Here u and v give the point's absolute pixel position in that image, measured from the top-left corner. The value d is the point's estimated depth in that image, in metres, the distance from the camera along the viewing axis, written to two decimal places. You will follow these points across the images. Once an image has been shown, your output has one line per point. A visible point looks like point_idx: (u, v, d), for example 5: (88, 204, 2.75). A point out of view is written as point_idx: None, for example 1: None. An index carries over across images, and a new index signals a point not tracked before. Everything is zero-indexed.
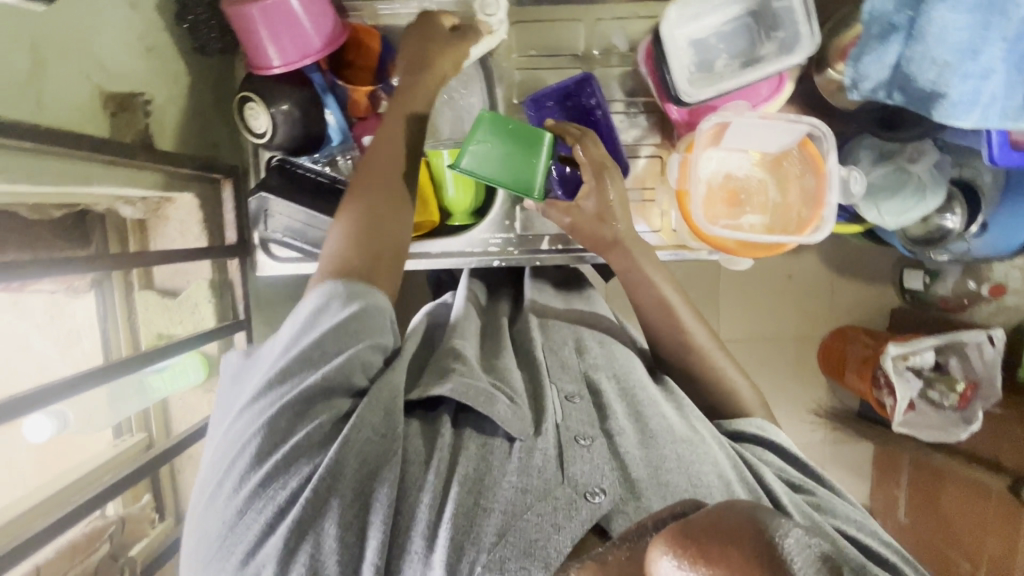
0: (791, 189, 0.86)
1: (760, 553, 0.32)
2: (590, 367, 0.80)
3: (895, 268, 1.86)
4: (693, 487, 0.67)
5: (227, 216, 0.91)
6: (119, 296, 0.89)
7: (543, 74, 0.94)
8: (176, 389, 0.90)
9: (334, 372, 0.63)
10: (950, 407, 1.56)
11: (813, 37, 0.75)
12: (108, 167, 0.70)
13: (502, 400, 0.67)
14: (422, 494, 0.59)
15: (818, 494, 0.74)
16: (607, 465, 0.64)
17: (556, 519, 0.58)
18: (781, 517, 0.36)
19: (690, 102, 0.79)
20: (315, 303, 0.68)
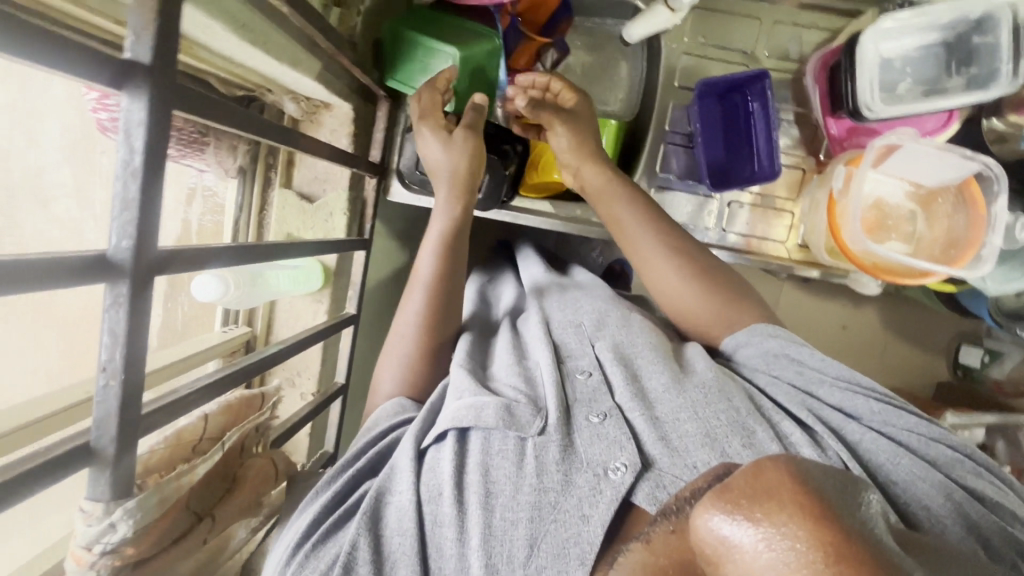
0: (938, 223, 0.86)
1: (805, 501, 0.29)
2: (598, 338, 0.79)
3: (953, 341, 1.87)
4: (711, 430, 0.62)
5: (376, 135, 0.92)
6: (257, 189, 0.90)
7: (708, 64, 0.95)
8: (295, 291, 0.91)
9: (364, 466, 0.66)
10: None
11: (1015, 77, 0.76)
12: (312, 56, 0.70)
13: (492, 406, 0.65)
14: (446, 529, 0.58)
15: (831, 392, 0.66)
16: (625, 437, 0.62)
17: (582, 509, 0.56)
18: (851, 489, 0.32)
19: (870, 117, 0.79)
20: (365, 428, 0.73)
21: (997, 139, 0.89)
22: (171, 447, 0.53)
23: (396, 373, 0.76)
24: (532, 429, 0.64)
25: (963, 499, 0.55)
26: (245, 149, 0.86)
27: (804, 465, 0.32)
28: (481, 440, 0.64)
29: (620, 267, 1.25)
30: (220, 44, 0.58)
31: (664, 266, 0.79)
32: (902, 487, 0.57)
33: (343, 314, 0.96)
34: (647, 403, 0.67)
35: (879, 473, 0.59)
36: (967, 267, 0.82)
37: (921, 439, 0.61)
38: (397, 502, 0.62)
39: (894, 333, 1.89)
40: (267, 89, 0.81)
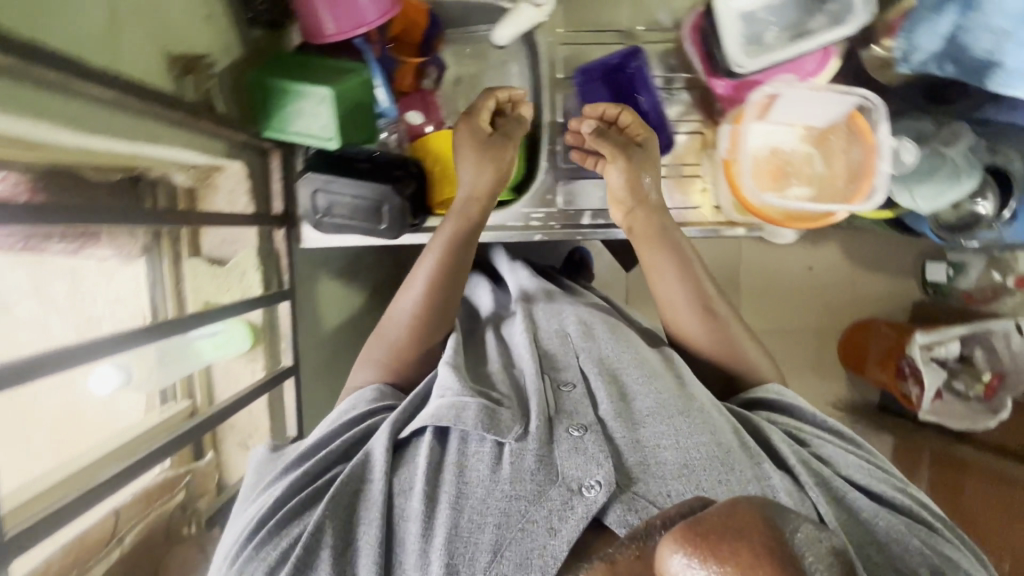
0: (836, 162, 0.86)
1: (768, 547, 0.33)
2: (584, 350, 0.81)
3: (917, 261, 1.87)
4: (690, 461, 0.65)
5: (275, 186, 0.92)
6: (168, 264, 0.89)
7: (587, 50, 0.95)
8: (222, 357, 0.91)
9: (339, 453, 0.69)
10: (976, 397, 1.57)
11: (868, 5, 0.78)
12: (172, 128, 0.71)
13: (473, 406, 0.68)
14: (411, 526, 0.61)
15: (823, 445, 0.73)
16: (603, 454, 0.64)
17: (551, 522, 0.58)
18: (790, 513, 0.37)
19: (743, 71, 0.80)
20: (341, 411, 0.76)
21: (880, 66, 0.89)
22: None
23: (374, 366, 0.81)
24: (511, 435, 0.66)
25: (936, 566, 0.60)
26: (145, 229, 0.85)
27: (771, 506, 0.37)
28: (460, 449, 0.67)
29: (580, 254, 1.32)
30: (55, 139, 0.58)
31: (666, 275, 0.85)
32: (876, 547, 0.61)
33: (281, 367, 0.95)
34: (632, 423, 0.69)
35: (860, 522, 0.63)
36: (865, 199, 0.82)
37: (903, 502, 0.67)
38: (370, 494, 0.64)
39: (859, 265, 1.89)
40: (148, 166, 0.81)
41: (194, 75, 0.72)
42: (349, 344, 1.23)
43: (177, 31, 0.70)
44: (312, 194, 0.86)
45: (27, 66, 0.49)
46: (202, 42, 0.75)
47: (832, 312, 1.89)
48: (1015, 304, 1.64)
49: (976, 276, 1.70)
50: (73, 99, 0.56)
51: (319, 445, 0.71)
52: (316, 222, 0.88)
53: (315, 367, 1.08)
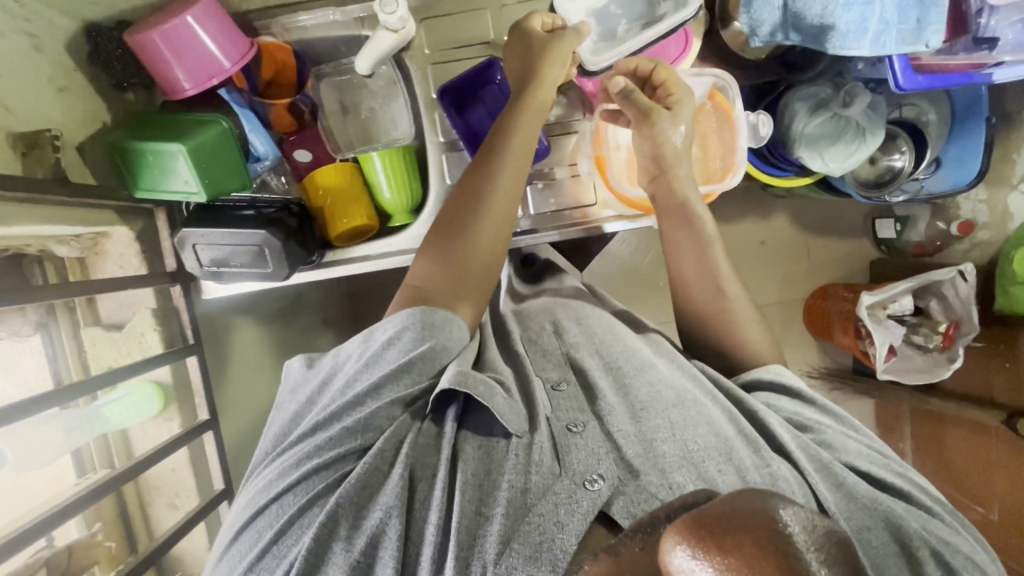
0: (710, 143, 0.87)
1: (774, 540, 0.29)
2: (577, 346, 0.82)
3: (867, 220, 1.86)
4: (689, 453, 0.64)
5: (166, 244, 0.92)
6: (67, 336, 0.90)
7: (457, 66, 0.96)
8: (132, 421, 0.91)
9: (372, 414, 0.66)
10: (936, 347, 1.55)
11: None
12: (23, 205, 0.71)
13: (500, 393, 0.68)
14: (429, 516, 0.61)
15: (829, 433, 0.72)
16: (604, 450, 0.64)
17: (558, 516, 0.58)
18: (788, 501, 0.32)
19: (595, 71, 0.85)
20: (373, 337, 0.72)
21: (744, 42, 0.89)
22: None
23: (428, 269, 0.77)
24: (522, 429, 0.66)
25: (934, 547, 0.60)
26: (35, 305, 0.86)
27: (774, 494, 0.33)
28: (473, 445, 0.67)
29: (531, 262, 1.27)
30: None
31: (687, 240, 0.84)
32: (871, 529, 0.61)
33: (198, 422, 0.95)
34: (640, 416, 0.69)
35: (855, 501, 0.63)
36: (734, 173, 0.83)
37: (899, 487, 0.67)
38: (386, 480, 0.63)
39: (810, 232, 1.87)
40: (23, 243, 0.81)
41: (39, 151, 0.72)
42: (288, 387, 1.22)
43: (17, 110, 0.71)
44: (194, 250, 0.86)
45: None
46: (53, 117, 0.76)
47: (791, 283, 1.88)
48: (966, 250, 1.67)
49: (923, 228, 1.73)
50: None
51: (356, 400, 0.68)
52: (209, 275, 0.89)
53: (244, 415, 1.07)
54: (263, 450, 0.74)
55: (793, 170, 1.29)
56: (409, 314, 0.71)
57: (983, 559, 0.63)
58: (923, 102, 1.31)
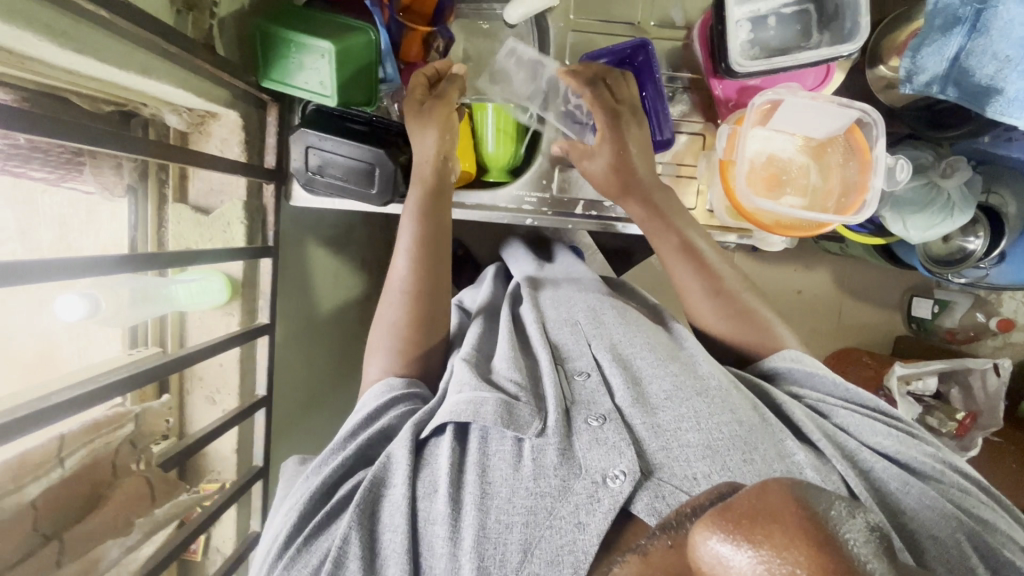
0: (832, 176, 0.87)
1: (808, 527, 0.31)
2: (595, 337, 0.83)
3: (904, 296, 1.84)
4: (713, 442, 0.65)
5: (269, 140, 0.90)
6: (152, 207, 0.89)
7: (597, 39, 0.95)
8: (199, 306, 0.89)
9: (357, 451, 0.70)
10: (948, 433, 1.53)
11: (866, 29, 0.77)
12: (167, 64, 0.68)
13: (499, 398, 0.69)
14: (439, 529, 0.60)
15: (844, 415, 0.75)
16: (624, 443, 0.65)
17: (579, 517, 0.59)
18: (828, 496, 0.35)
19: (740, 73, 0.81)
20: (357, 410, 0.77)
21: (886, 86, 0.90)
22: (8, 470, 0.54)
23: (383, 360, 0.82)
24: (532, 430, 0.67)
25: (969, 525, 0.62)
26: (131, 167, 0.84)
27: (807, 486, 0.35)
28: (481, 446, 0.67)
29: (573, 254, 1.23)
30: (42, 53, 0.55)
31: (663, 247, 0.89)
32: (910, 515, 0.63)
33: (257, 324, 0.92)
34: (648, 409, 0.71)
35: (886, 492, 0.66)
36: (857, 213, 0.83)
37: (920, 461, 0.69)
38: (393, 498, 0.64)
39: (847, 294, 1.85)
40: (140, 102, 0.79)
41: (196, 12, 0.70)
42: (319, 314, 1.19)
43: None
44: (305, 151, 0.85)
45: None
46: None
47: (820, 338, 1.87)
48: (996, 347, 1.70)
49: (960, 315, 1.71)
50: (68, 15, 0.54)
51: (355, 431, 0.73)
52: (308, 182, 0.87)
53: (291, 328, 1.07)
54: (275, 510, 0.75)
55: (869, 228, 1.30)
56: (390, 382, 0.78)
57: (1016, 534, 0.66)
58: (1005, 191, 1.26)
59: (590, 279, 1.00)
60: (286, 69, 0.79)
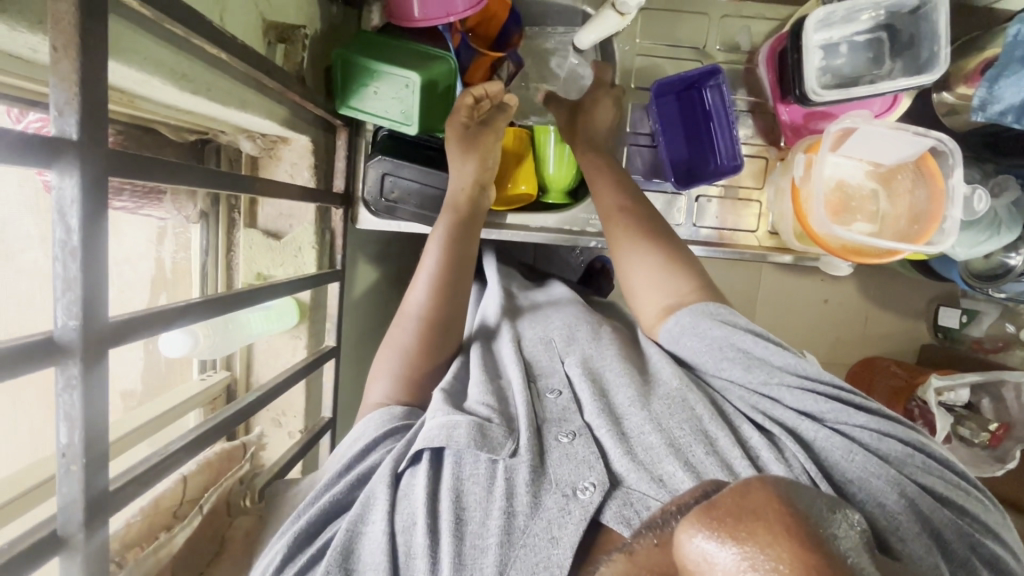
0: (900, 202, 0.88)
1: (792, 528, 0.29)
2: (568, 353, 0.76)
3: (930, 305, 1.68)
4: (675, 439, 0.61)
5: (338, 165, 0.90)
6: (222, 231, 0.89)
7: (662, 63, 0.96)
8: (272, 331, 0.87)
9: (345, 491, 0.62)
10: (981, 445, 1.39)
11: (947, 60, 0.77)
12: (261, 97, 0.69)
13: (467, 422, 0.62)
14: (416, 559, 0.54)
15: (786, 392, 0.64)
16: (594, 456, 0.60)
17: (551, 531, 0.53)
18: (818, 503, 0.33)
19: (815, 101, 0.81)
20: (352, 441, 0.68)
21: (948, 111, 0.93)
22: (148, 516, 0.59)
23: (386, 386, 0.74)
24: (504, 451, 0.61)
25: (916, 496, 0.54)
26: (205, 193, 0.85)
27: (789, 487, 0.33)
28: (455, 471, 0.60)
29: (601, 264, 1.24)
30: (157, 94, 0.56)
31: (624, 251, 0.80)
32: (857, 484, 0.56)
33: (324, 347, 0.92)
34: (615, 419, 0.64)
35: (834, 469, 0.58)
36: (929, 241, 0.83)
37: (875, 435, 0.59)
38: (371, 534, 0.57)
39: (874, 304, 1.69)
40: (220, 131, 0.79)
41: (286, 44, 0.71)
42: (369, 331, 1.18)
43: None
44: (380, 178, 0.86)
45: (159, 20, 0.45)
46: (291, 14, 0.74)
47: None
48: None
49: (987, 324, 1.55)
50: (188, 58, 0.54)
51: (349, 465, 0.64)
52: (376, 205, 0.88)
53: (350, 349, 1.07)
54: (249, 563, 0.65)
55: None
56: (390, 411, 0.71)
57: (975, 504, 0.57)
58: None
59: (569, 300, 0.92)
60: (364, 97, 0.79)
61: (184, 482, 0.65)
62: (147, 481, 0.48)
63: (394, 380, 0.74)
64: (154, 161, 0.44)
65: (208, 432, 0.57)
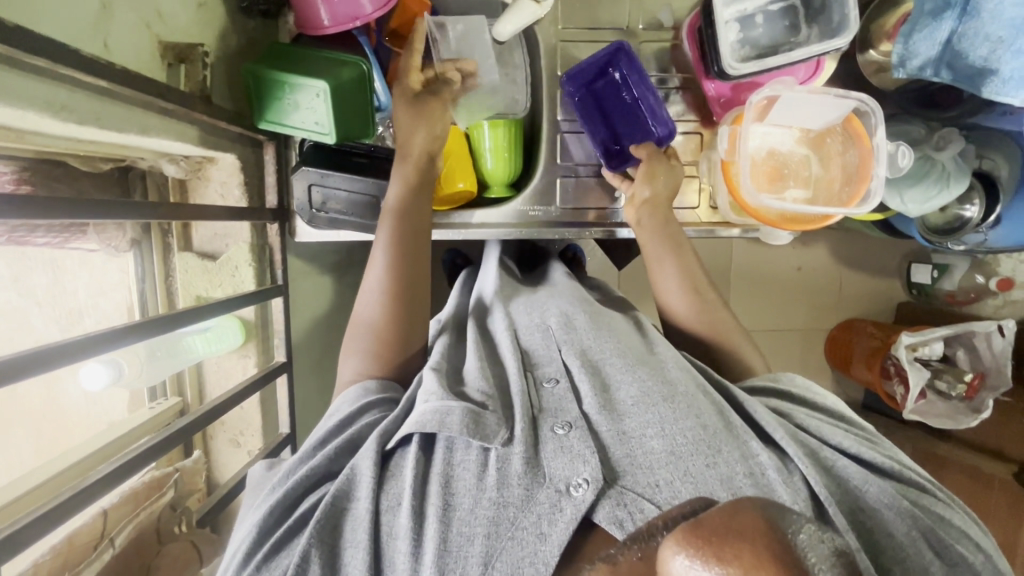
0: (833, 165, 0.87)
1: (777, 557, 0.27)
2: (565, 341, 0.71)
3: (903, 262, 1.64)
4: (677, 448, 0.55)
5: (268, 179, 0.89)
6: (158, 257, 0.90)
7: (587, 47, 0.95)
8: (214, 353, 0.88)
9: (322, 463, 0.58)
10: (957, 396, 1.38)
11: (855, 21, 0.77)
12: (166, 120, 0.68)
13: (458, 410, 0.58)
14: (399, 542, 0.50)
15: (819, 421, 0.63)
16: (589, 450, 0.54)
17: (540, 527, 0.49)
18: (809, 525, 0.30)
19: (734, 75, 0.81)
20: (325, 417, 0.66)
21: (876, 70, 0.92)
22: (59, 554, 0.65)
23: (357, 363, 0.71)
24: (498, 439, 0.56)
25: (928, 527, 0.53)
26: (134, 222, 0.86)
27: (779, 510, 0.31)
28: (445, 458, 0.56)
29: (573, 252, 1.20)
30: (44, 128, 0.55)
31: (664, 271, 0.85)
32: (868, 514, 0.54)
33: (274, 364, 0.91)
34: (615, 414, 0.59)
35: (853, 496, 0.55)
36: (860, 202, 0.83)
37: (896, 470, 0.59)
38: (356, 514, 0.53)
39: (848, 268, 1.65)
40: (137, 158, 0.78)
41: (188, 64, 0.70)
42: (335, 341, 1.17)
43: (169, 19, 0.68)
44: (308, 188, 0.85)
45: (14, 54, 0.45)
46: (195, 33, 0.73)
47: None
48: (997, 306, 1.45)
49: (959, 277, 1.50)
50: (67, 88, 0.53)
51: (326, 438, 0.61)
52: (310, 217, 0.87)
53: (307, 363, 1.06)
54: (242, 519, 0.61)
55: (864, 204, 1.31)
56: (368, 382, 0.68)
57: (976, 534, 0.56)
58: (998, 157, 1.08)
59: (562, 284, 0.90)
60: (285, 110, 0.79)
61: (102, 518, 0.69)
62: (51, 519, 0.48)
63: (364, 357, 0.71)
64: (19, 198, 0.44)
65: (134, 461, 0.58)
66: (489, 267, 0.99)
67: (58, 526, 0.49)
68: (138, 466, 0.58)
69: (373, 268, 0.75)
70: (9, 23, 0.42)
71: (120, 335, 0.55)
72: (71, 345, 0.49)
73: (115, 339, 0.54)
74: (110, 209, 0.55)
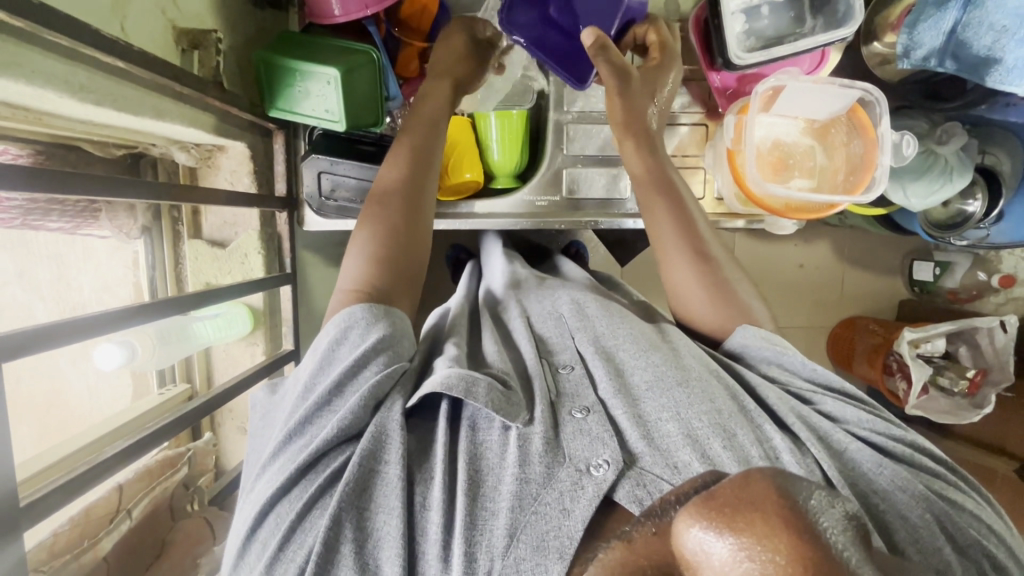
0: (838, 156, 0.88)
1: (788, 519, 0.28)
2: (578, 329, 0.72)
3: (905, 260, 1.65)
4: (693, 431, 0.56)
5: (277, 168, 0.90)
6: (168, 245, 0.91)
7: None
8: (223, 339, 0.88)
9: (352, 418, 0.55)
10: (959, 393, 1.38)
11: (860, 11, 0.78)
12: (179, 106, 0.69)
13: (484, 381, 0.58)
14: (429, 513, 0.51)
15: (831, 404, 0.64)
16: (608, 433, 0.55)
17: (563, 503, 0.49)
18: (818, 491, 0.31)
19: (740, 65, 0.82)
20: (331, 347, 0.62)
21: (880, 62, 0.93)
22: (77, 524, 0.65)
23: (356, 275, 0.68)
24: (520, 418, 0.57)
25: (942, 511, 0.53)
26: (145, 208, 0.87)
27: (790, 477, 0.32)
28: (469, 437, 0.57)
29: (576, 250, 1.19)
30: (62, 109, 0.56)
31: (673, 263, 0.78)
32: (881, 495, 0.54)
33: (281, 351, 0.92)
34: (631, 399, 0.60)
35: (863, 478, 0.56)
36: (865, 190, 0.84)
37: (907, 451, 0.59)
38: (386, 479, 0.52)
39: (850, 264, 1.66)
40: (149, 144, 0.78)
41: (201, 50, 0.70)
42: None
43: (182, 6, 0.69)
44: (318, 175, 0.86)
45: (37, 32, 0.46)
46: (207, 20, 0.74)
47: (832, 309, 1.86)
48: (999, 303, 1.48)
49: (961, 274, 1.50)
50: (85, 70, 0.54)
51: (342, 384, 0.58)
52: (319, 205, 0.88)
53: None
54: (250, 474, 0.61)
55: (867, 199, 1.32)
56: (364, 305, 0.64)
57: (989, 518, 0.57)
58: (1001, 152, 1.09)
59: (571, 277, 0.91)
60: (294, 96, 0.80)
61: (118, 491, 0.70)
62: (69, 490, 0.49)
63: (364, 266, 0.68)
64: (34, 170, 0.45)
65: (147, 438, 0.59)
66: (496, 261, 0.99)
67: (75, 497, 0.49)
68: (150, 443, 0.59)
69: (359, 237, 0.71)
70: (33, 0, 0.43)
71: (132, 314, 0.56)
72: (84, 321, 0.49)
73: (127, 317, 0.55)
74: (124, 189, 0.56)
